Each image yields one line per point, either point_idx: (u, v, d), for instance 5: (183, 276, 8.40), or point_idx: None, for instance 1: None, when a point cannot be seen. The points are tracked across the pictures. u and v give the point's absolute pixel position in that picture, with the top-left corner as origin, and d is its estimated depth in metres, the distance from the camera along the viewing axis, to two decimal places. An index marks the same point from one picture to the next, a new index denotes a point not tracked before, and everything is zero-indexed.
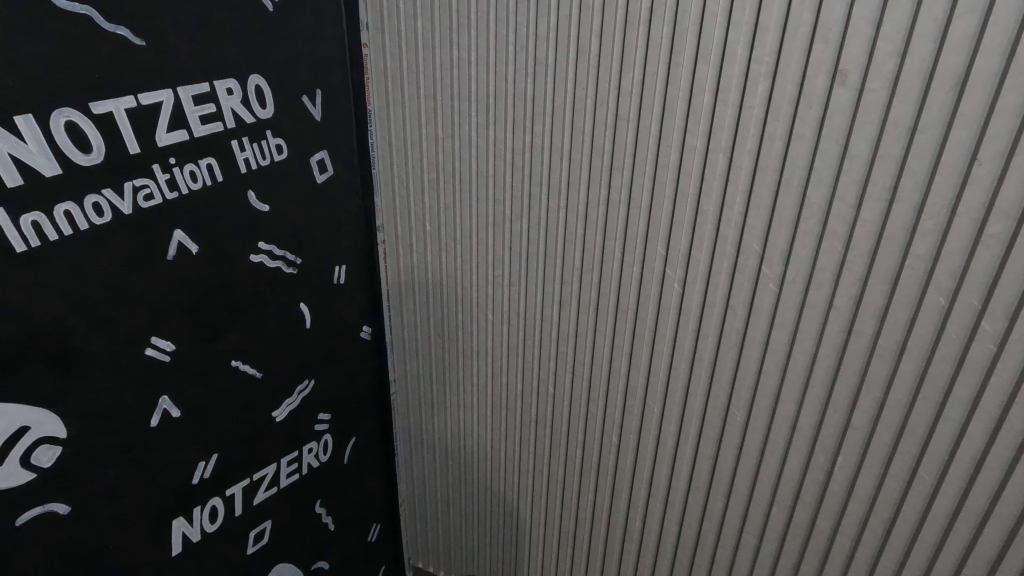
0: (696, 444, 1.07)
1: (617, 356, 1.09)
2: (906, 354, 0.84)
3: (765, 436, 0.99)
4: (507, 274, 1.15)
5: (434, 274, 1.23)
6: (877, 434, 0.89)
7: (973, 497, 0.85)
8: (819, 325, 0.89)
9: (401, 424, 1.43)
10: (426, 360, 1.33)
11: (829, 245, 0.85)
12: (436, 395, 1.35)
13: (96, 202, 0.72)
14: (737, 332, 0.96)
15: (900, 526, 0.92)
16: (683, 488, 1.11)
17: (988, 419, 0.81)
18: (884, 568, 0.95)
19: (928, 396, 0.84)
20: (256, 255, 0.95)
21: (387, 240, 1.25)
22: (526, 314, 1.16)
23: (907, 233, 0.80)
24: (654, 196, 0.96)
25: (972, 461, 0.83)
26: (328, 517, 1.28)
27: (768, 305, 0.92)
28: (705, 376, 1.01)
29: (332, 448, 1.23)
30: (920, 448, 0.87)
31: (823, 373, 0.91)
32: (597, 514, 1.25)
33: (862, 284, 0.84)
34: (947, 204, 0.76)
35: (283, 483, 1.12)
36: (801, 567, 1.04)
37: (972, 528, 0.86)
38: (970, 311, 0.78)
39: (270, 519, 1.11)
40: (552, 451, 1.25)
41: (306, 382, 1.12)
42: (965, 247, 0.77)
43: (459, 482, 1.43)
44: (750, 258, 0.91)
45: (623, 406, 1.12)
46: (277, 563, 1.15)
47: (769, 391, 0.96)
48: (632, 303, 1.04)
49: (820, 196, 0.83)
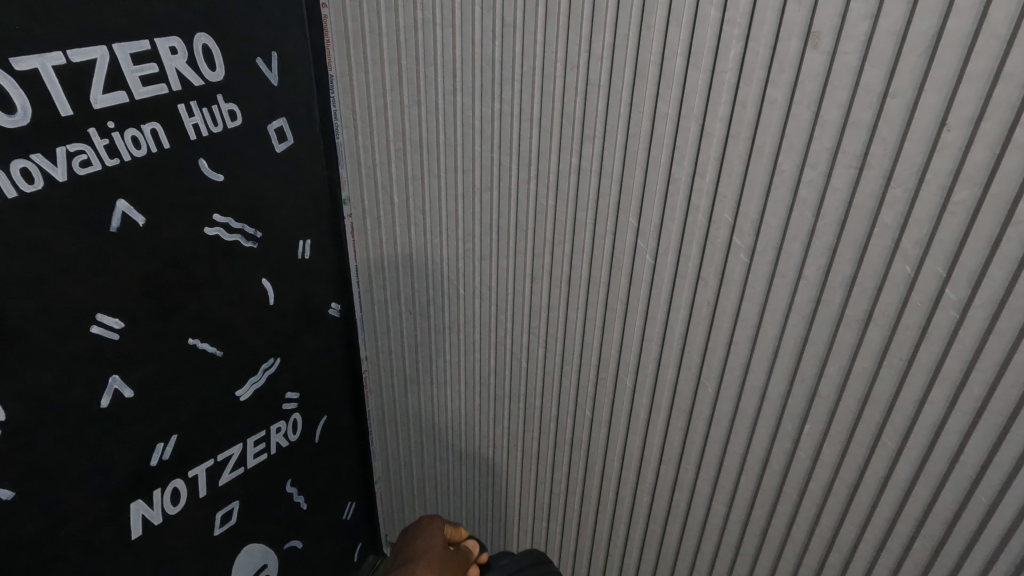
0: (667, 415, 1.07)
1: (589, 329, 1.08)
2: (873, 322, 0.85)
3: (735, 406, 1.00)
4: (477, 246, 1.12)
5: (403, 249, 1.21)
6: (842, 401, 0.91)
7: (933, 460, 0.87)
8: (788, 295, 0.89)
9: (373, 400, 1.42)
10: (398, 336, 1.31)
11: (800, 214, 0.84)
12: (408, 372, 1.34)
13: (25, 167, 0.66)
14: (709, 303, 0.95)
15: (861, 490, 0.94)
16: (655, 458, 1.12)
17: (949, 384, 0.82)
18: (846, 531, 0.98)
19: (892, 363, 0.85)
20: (211, 228, 0.90)
21: (354, 214, 1.22)
22: (497, 287, 1.14)
23: (876, 201, 0.79)
24: (625, 164, 0.93)
25: (933, 425, 0.85)
26: (300, 497, 1.26)
27: (739, 275, 0.91)
28: (676, 347, 1.01)
29: (302, 427, 1.21)
30: (883, 414, 0.88)
31: (792, 343, 0.91)
32: (571, 487, 1.26)
33: (831, 252, 0.84)
34: (915, 171, 0.76)
35: (250, 464, 1.09)
36: (768, 533, 1.06)
37: (931, 491, 0.88)
38: (935, 279, 0.79)
39: (238, 500, 1.08)
40: (525, 425, 1.25)
41: (272, 360, 1.08)
42: (931, 214, 0.77)
43: (433, 459, 1.43)
44: (722, 228, 0.90)
45: (596, 378, 1.12)
46: (248, 544, 1.13)
47: (739, 361, 0.96)
48: (604, 275, 1.02)
49: (791, 163, 0.82)
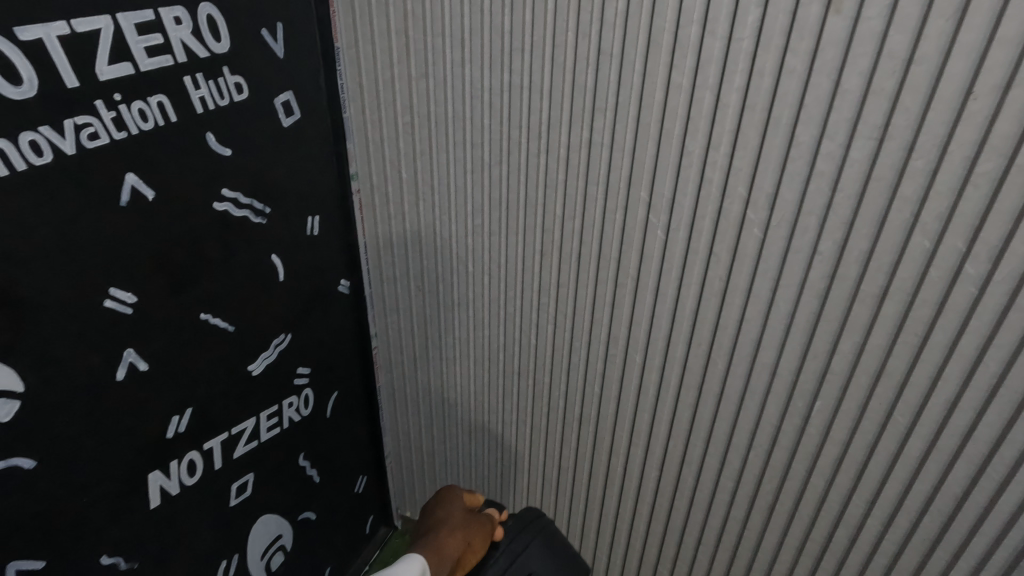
0: (676, 391, 1.07)
1: (599, 306, 1.08)
2: (888, 298, 0.83)
3: (745, 383, 1.00)
4: (486, 222, 1.11)
5: (411, 225, 1.20)
6: (854, 378, 0.90)
7: (945, 438, 0.86)
8: (802, 271, 0.88)
9: (383, 376, 1.44)
10: (408, 313, 1.31)
11: (816, 187, 0.82)
12: (417, 348, 1.35)
13: (34, 140, 0.66)
14: (721, 279, 0.94)
15: (871, 467, 0.94)
16: (663, 434, 1.13)
17: (964, 361, 0.81)
18: (854, 506, 0.98)
19: (907, 339, 0.84)
20: (220, 203, 0.90)
21: (362, 189, 1.21)
22: (506, 264, 1.13)
23: (896, 173, 0.77)
24: (637, 137, 0.92)
25: (946, 402, 0.84)
26: (313, 470, 1.28)
27: (753, 250, 0.90)
28: (686, 324, 1.00)
29: (314, 402, 1.23)
30: (895, 391, 0.88)
31: (804, 319, 0.90)
32: (580, 462, 1.27)
33: (847, 227, 0.83)
34: (938, 142, 0.74)
35: (263, 437, 1.11)
36: (775, 508, 1.07)
37: (941, 467, 0.88)
38: (955, 254, 0.77)
39: (252, 472, 1.10)
40: (534, 402, 1.26)
41: (283, 336, 1.09)
42: (953, 186, 0.75)
43: (443, 434, 1.44)
44: (736, 202, 0.88)
45: (605, 355, 1.12)
46: (263, 515, 1.16)
47: (750, 338, 0.96)
48: (615, 251, 1.01)
49: (809, 134, 0.80)
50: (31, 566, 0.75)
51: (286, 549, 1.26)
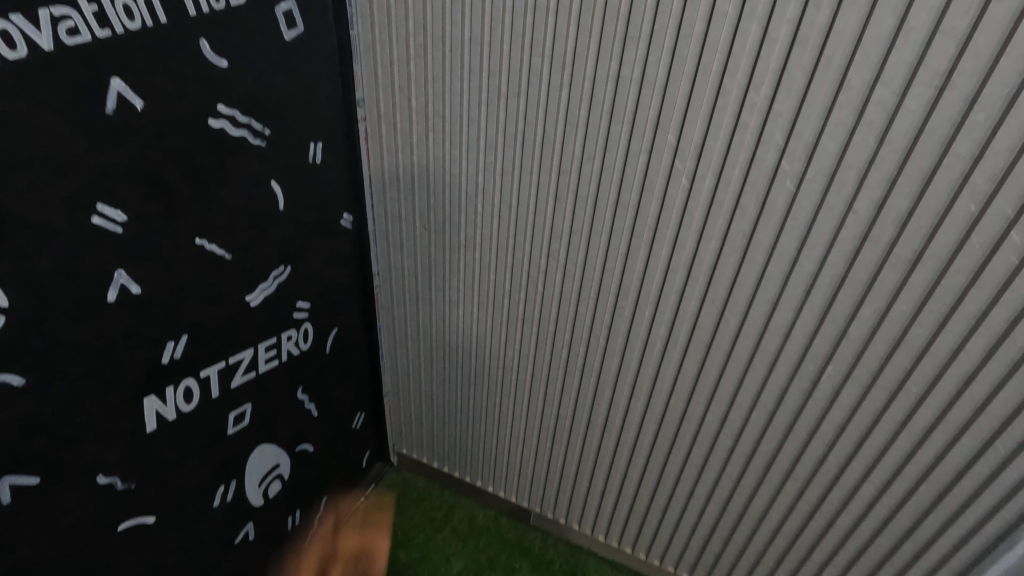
0: (684, 348, 1.06)
1: (611, 257, 1.03)
2: (920, 263, 0.80)
3: (756, 343, 0.98)
4: (498, 159, 1.05)
5: (420, 159, 1.14)
6: (871, 345, 0.88)
7: (956, 410, 0.86)
8: (833, 230, 0.83)
9: (384, 315, 1.42)
10: (412, 253, 1.27)
11: (861, 138, 0.76)
12: (420, 290, 1.32)
13: (4, 29, 0.60)
14: (745, 234, 0.89)
15: (875, 434, 0.95)
16: (665, 390, 1.12)
17: (990, 333, 0.79)
18: (853, 470, 1.00)
19: (933, 309, 0.81)
20: (216, 120, 0.83)
21: (369, 117, 1.14)
22: (514, 206, 1.08)
23: (952, 127, 0.71)
24: (671, 73, 0.84)
25: (963, 374, 0.83)
26: (311, 404, 1.29)
27: (782, 206, 0.85)
28: (702, 280, 0.97)
29: (312, 337, 1.21)
30: (913, 360, 0.86)
31: (827, 284, 0.87)
32: (578, 413, 1.27)
33: (888, 184, 0.77)
34: (1005, 95, 0.68)
35: (261, 369, 1.09)
36: (771, 466, 1.09)
37: (946, 439, 0.89)
38: (1001, 221, 0.73)
39: (249, 403, 1.09)
40: (535, 351, 1.24)
41: (282, 268, 1.06)
42: (1014, 145, 0.69)
43: (442, 377, 1.43)
44: (771, 151, 0.82)
45: (614, 307, 1.08)
46: (261, 444, 1.17)
47: (768, 298, 0.93)
48: (633, 199, 0.96)
49: (862, 78, 0.73)
50: (25, 481, 0.75)
51: (283, 478, 1.27)
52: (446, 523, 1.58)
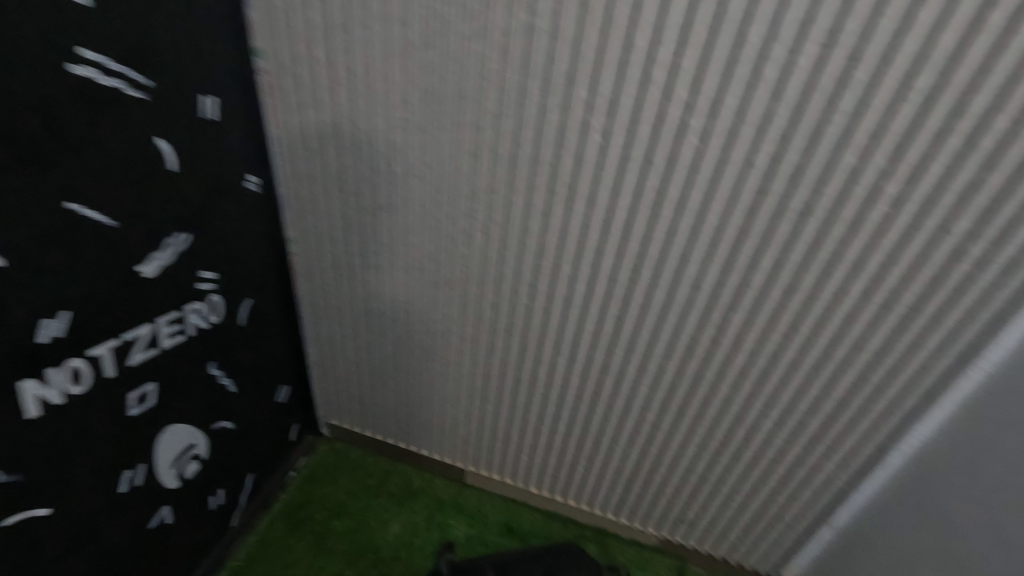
0: (603, 303, 1.10)
1: (530, 216, 1.04)
2: (809, 214, 0.88)
3: (668, 295, 1.04)
4: (413, 115, 1.01)
5: (329, 116, 1.07)
6: (768, 291, 0.98)
7: (840, 345, 0.99)
8: (734, 183, 0.89)
9: (303, 284, 1.36)
10: (329, 217, 1.22)
11: (757, 95, 0.81)
12: (339, 256, 1.27)
13: None
14: (656, 189, 0.94)
15: (773, 370, 1.06)
16: (586, 345, 1.17)
17: (866, 276, 0.90)
18: (755, 404, 1.12)
19: (820, 255, 0.91)
20: (80, 66, 0.73)
21: (270, 70, 1.06)
22: (431, 165, 1.05)
23: (836, 84, 0.77)
24: (581, 25, 0.83)
25: (845, 313, 0.95)
26: (227, 380, 1.22)
27: (689, 161, 0.89)
28: (617, 236, 1.00)
29: (223, 309, 1.14)
30: (804, 302, 0.97)
31: (729, 235, 0.94)
32: (505, 372, 1.29)
33: (781, 140, 0.83)
34: (879, 53, 0.74)
35: (164, 345, 1.01)
36: (684, 408, 1.18)
37: (832, 370, 1.02)
38: (875, 171, 0.82)
39: (154, 382, 1.01)
40: (461, 313, 1.24)
41: (179, 235, 0.97)
42: (886, 101, 0.76)
43: (369, 345, 1.41)
44: (677, 107, 0.85)
45: (535, 266, 1.10)
46: (171, 424, 1.09)
47: (677, 251, 0.98)
48: (549, 156, 0.96)
49: (758, 35, 0.76)
50: None
51: (201, 457, 1.21)
52: (382, 489, 1.58)
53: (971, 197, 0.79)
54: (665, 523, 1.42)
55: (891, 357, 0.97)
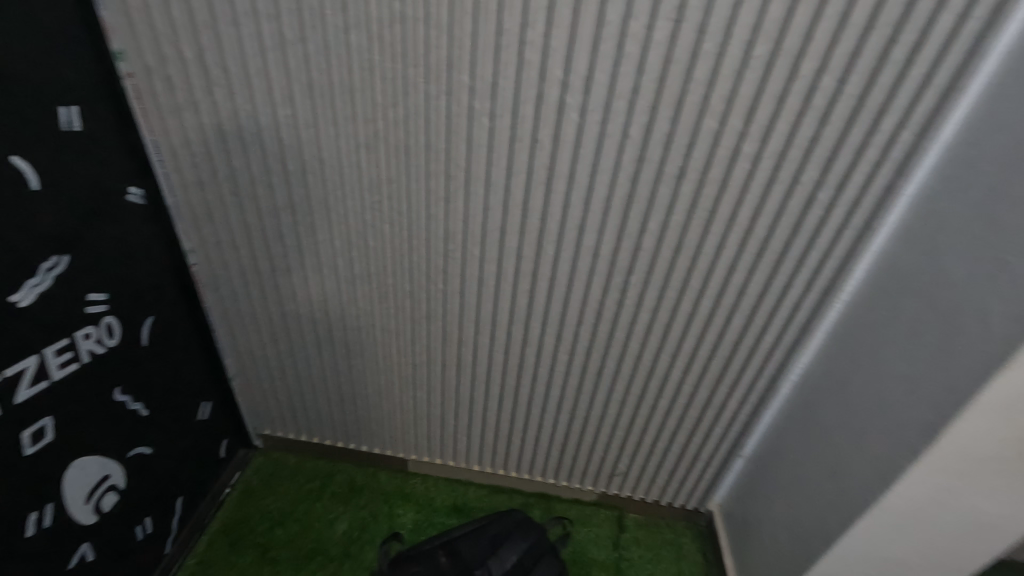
0: (514, 280, 1.14)
1: (433, 202, 1.05)
2: (684, 177, 0.96)
3: (572, 266, 1.10)
4: (298, 111, 0.99)
5: (210, 117, 1.04)
6: (659, 251, 1.05)
7: (727, 295, 1.09)
8: (615, 155, 0.95)
9: (211, 295, 1.31)
10: (226, 223, 1.18)
11: (624, 69, 0.87)
12: (244, 262, 1.23)
13: None
14: (546, 166, 0.98)
15: (674, 323, 1.15)
16: (505, 322, 1.21)
17: (739, 229, 1.00)
18: (663, 357, 1.21)
19: (699, 214, 1.00)
20: None
21: (135, 73, 1.01)
22: (325, 160, 1.04)
23: (690, 56, 0.84)
24: (453, 11, 0.85)
25: (727, 264, 1.05)
26: (137, 404, 1.16)
27: (573, 136, 0.94)
28: (518, 214, 1.04)
29: (121, 331, 1.08)
30: (692, 258, 1.05)
31: (619, 203, 1.00)
32: (431, 358, 1.32)
33: (651, 110, 0.90)
34: (723, 25, 0.81)
35: (57, 376, 0.95)
36: (602, 370, 1.26)
37: (724, 317, 1.12)
38: (734, 133, 0.90)
39: (50, 416, 0.95)
40: (378, 306, 1.24)
41: (56, 258, 0.90)
42: (734, 68, 0.85)
43: (290, 349, 1.38)
44: (554, 86, 0.90)
45: (445, 251, 1.12)
46: (79, 458, 1.03)
47: (575, 223, 1.04)
48: (441, 142, 0.98)
49: (616, 14, 0.82)
50: None
51: (119, 488, 1.15)
52: (325, 491, 1.58)
53: (815, 150, 0.90)
54: (601, 479, 1.51)
55: (769, 299, 1.08)
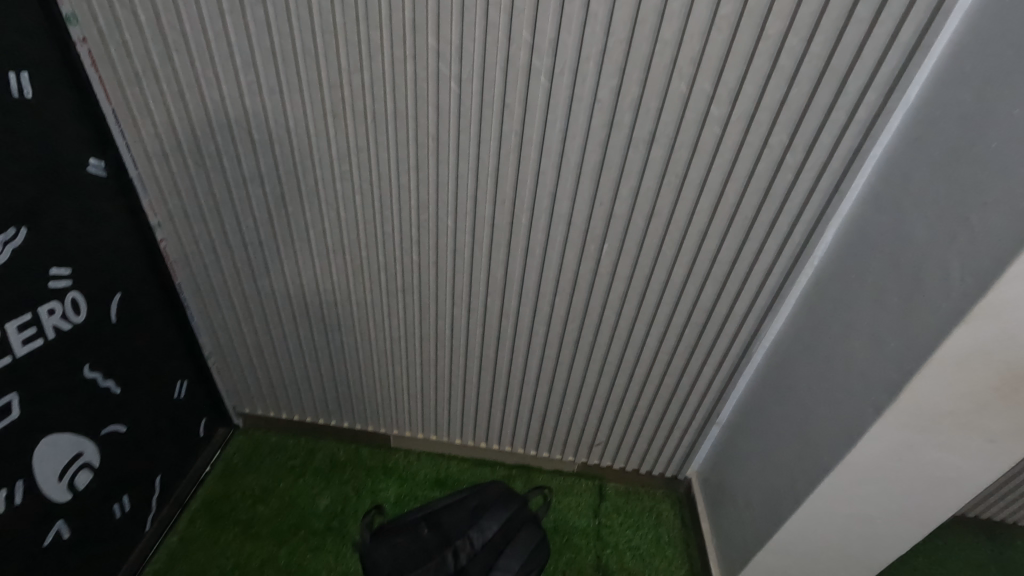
0: (489, 250, 1.14)
1: (404, 172, 1.04)
2: (655, 142, 0.96)
3: (546, 235, 1.10)
4: (261, 78, 0.97)
5: (171, 84, 1.01)
6: (632, 219, 1.05)
7: (700, 261, 1.09)
8: (585, 120, 0.95)
9: (182, 271, 1.29)
10: (193, 196, 1.15)
11: (592, 30, 0.86)
12: (214, 236, 1.21)
13: None
14: (517, 132, 0.97)
15: (649, 292, 1.16)
16: (482, 293, 1.21)
17: (711, 194, 1.00)
18: (639, 326, 1.22)
19: (670, 180, 0.99)
20: None
21: (90, 38, 0.97)
22: (292, 129, 1.02)
23: (657, 16, 0.84)
24: None
25: (700, 230, 1.05)
26: (108, 381, 1.14)
27: (542, 101, 0.93)
28: (490, 183, 1.04)
29: (87, 307, 1.06)
30: (665, 225, 1.06)
31: (591, 170, 1.00)
32: (409, 331, 1.32)
33: (620, 73, 0.90)
34: None
35: (20, 352, 0.93)
36: (579, 340, 1.27)
37: (698, 284, 1.13)
38: (703, 96, 0.90)
39: (15, 393, 0.93)
40: (353, 279, 1.23)
41: (13, 231, 0.88)
42: (702, 29, 0.84)
43: (266, 325, 1.37)
44: (522, 48, 0.88)
45: (417, 222, 1.11)
46: (49, 435, 1.02)
47: (548, 190, 1.03)
48: (410, 109, 0.97)
49: None
50: None
51: (93, 466, 1.14)
52: (307, 468, 1.58)
53: (783, 112, 0.90)
54: (581, 449, 1.53)
55: (742, 266, 1.08)
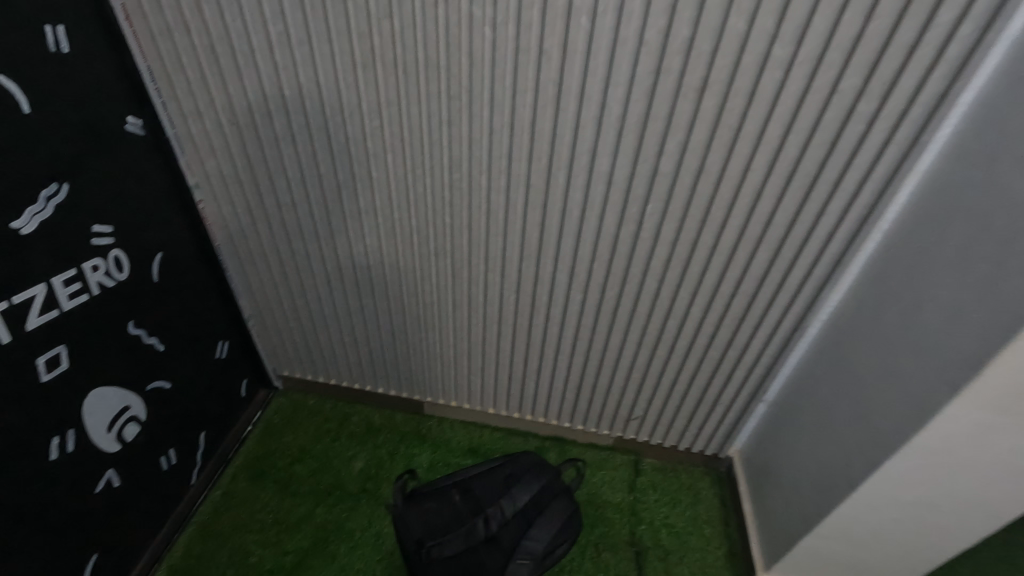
0: (524, 211, 1.08)
1: (436, 128, 1.00)
2: (707, 90, 0.87)
3: (585, 195, 1.04)
4: (290, 28, 0.94)
5: (202, 39, 1.00)
6: (679, 177, 0.98)
7: (753, 224, 1.01)
8: (630, 66, 0.87)
9: (220, 233, 1.30)
10: (228, 155, 1.15)
11: None
12: (249, 197, 1.21)
13: None
14: (555, 82, 0.91)
15: (694, 257, 1.08)
16: (516, 258, 1.17)
17: (769, 147, 0.91)
18: (683, 294, 1.15)
19: (723, 133, 0.91)
20: None
21: None
22: (322, 82, 0.99)
23: None
24: None
25: (754, 189, 0.96)
26: (152, 339, 1.17)
27: (583, 46, 0.86)
28: (526, 139, 0.98)
29: (129, 265, 1.08)
30: (715, 183, 0.97)
31: (634, 122, 0.93)
32: (442, 296, 1.29)
33: (670, 11, 0.81)
34: None
35: (67, 306, 0.96)
36: (618, 309, 1.21)
37: (750, 249, 1.04)
38: (763, 35, 0.81)
39: (64, 345, 0.96)
40: (385, 241, 1.21)
41: (55, 186, 0.89)
42: None
43: (301, 288, 1.37)
44: None
45: (450, 182, 1.07)
46: (97, 388, 1.05)
47: (587, 146, 0.97)
48: (442, 58, 0.92)
49: None
50: None
51: (140, 420, 1.18)
52: (343, 431, 1.60)
53: (857, 51, 0.79)
54: (617, 423, 1.49)
55: (800, 229, 0.99)
